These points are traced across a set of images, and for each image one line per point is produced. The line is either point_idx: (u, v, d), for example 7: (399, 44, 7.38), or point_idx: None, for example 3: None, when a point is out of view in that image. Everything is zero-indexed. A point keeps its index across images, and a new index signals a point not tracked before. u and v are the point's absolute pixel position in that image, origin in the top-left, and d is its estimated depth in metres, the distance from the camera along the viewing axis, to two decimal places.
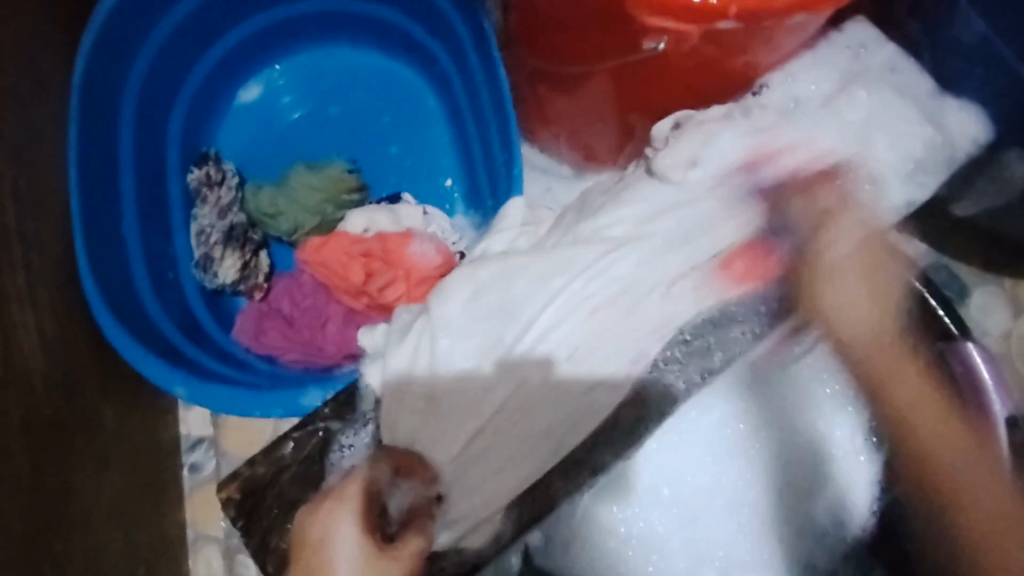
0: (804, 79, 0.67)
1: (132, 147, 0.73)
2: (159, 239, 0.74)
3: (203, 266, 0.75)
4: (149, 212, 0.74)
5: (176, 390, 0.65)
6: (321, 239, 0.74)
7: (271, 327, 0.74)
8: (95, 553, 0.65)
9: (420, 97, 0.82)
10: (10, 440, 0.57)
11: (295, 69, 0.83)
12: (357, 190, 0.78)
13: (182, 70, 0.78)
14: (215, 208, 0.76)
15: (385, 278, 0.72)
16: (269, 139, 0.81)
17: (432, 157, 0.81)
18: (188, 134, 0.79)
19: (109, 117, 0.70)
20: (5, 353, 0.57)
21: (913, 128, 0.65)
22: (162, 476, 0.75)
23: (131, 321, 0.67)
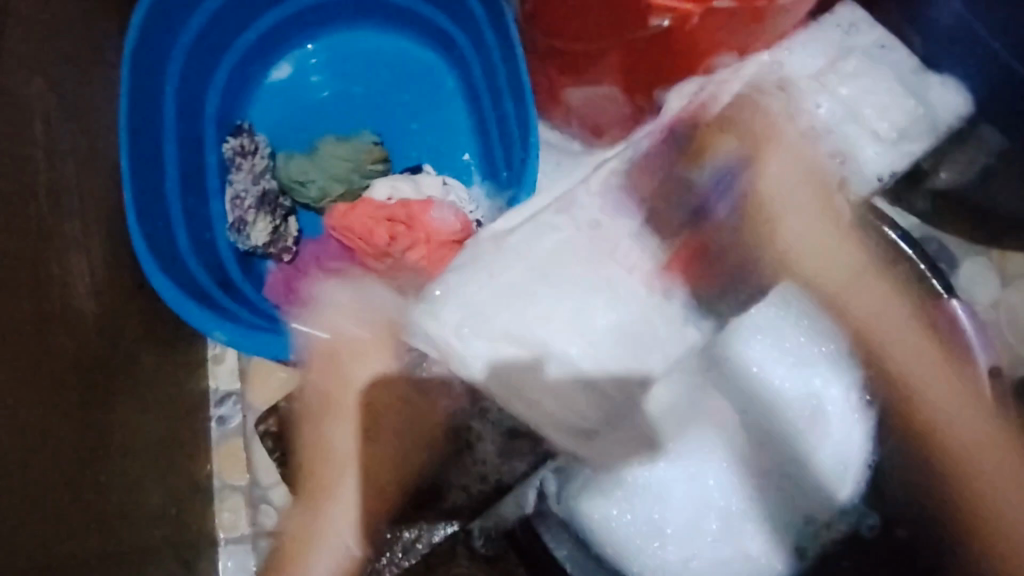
0: (800, 54, 0.71)
1: (173, 115, 0.78)
2: (195, 201, 0.79)
3: (236, 228, 0.80)
4: (187, 176, 0.79)
5: (213, 332, 0.70)
6: (348, 206, 0.80)
7: (299, 287, 0.79)
8: (135, 487, 0.69)
9: (439, 78, 0.88)
10: (64, 368, 0.62)
11: (323, 51, 0.89)
12: (380, 160, 0.83)
13: (219, 48, 0.83)
14: (249, 174, 0.81)
15: (406, 241, 0.77)
16: (297, 115, 0.87)
17: (451, 133, 0.86)
18: (223, 107, 0.85)
19: (153, 85, 0.76)
20: (62, 289, 0.62)
21: (897, 100, 0.70)
22: (193, 425, 0.80)
23: (172, 270, 0.72)
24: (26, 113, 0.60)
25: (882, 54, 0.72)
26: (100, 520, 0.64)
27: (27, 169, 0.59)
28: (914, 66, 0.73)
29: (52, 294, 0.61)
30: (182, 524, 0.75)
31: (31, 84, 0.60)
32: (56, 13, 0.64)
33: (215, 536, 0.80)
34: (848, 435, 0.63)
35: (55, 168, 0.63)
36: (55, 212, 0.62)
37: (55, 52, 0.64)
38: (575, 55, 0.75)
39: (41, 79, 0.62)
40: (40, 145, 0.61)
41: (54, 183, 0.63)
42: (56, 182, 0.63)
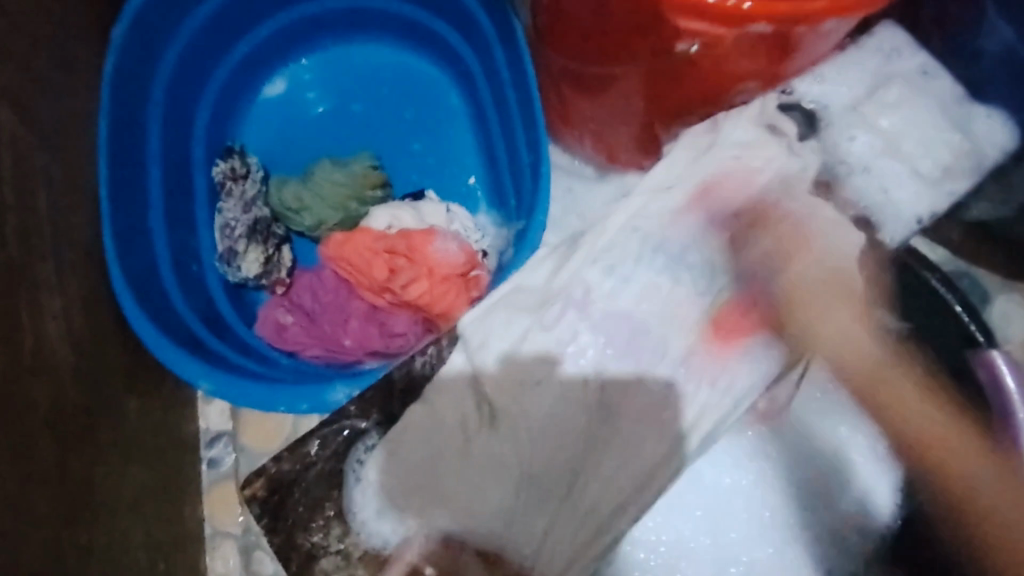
0: (834, 82, 0.69)
1: (158, 140, 0.73)
2: (182, 231, 0.74)
3: (226, 260, 0.75)
4: (174, 205, 0.74)
5: (201, 382, 0.65)
6: (344, 234, 0.74)
7: (293, 323, 0.75)
8: (118, 544, 0.65)
9: (443, 95, 0.83)
10: (38, 426, 0.57)
11: (320, 64, 0.84)
12: (379, 186, 0.78)
13: (208, 65, 0.78)
14: (239, 201, 0.76)
15: (408, 275, 0.72)
16: (292, 135, 0.82)
17: (455, 155, 0.81)
18: (212, 128, 0.79)
19: (136, 108, 0.71)
20: (36, 341, 0.57)
21: (945, 136, 0.67)
22: (183, 469, 0.76)
23: (155, 311, 0.68)
24: None
25: (922, 83, 0.68)
26: None
27: None
28: (958, 93, 0.68)
29: (25, 348, 0.56)
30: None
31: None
32: (27, 36, 0.59)
33: None
34: (864, 498, 0.66)
35: (27, 208, 0.58)
36: (27, 256, 0.57)
37: (26, 80, 0.59)
38: (590, 80, 0.70)
39: (9, 112, 0.57)
40: (9, 186, 0.56)
41: (26, 225, 0.58)
42: (29, 224, 0.58)
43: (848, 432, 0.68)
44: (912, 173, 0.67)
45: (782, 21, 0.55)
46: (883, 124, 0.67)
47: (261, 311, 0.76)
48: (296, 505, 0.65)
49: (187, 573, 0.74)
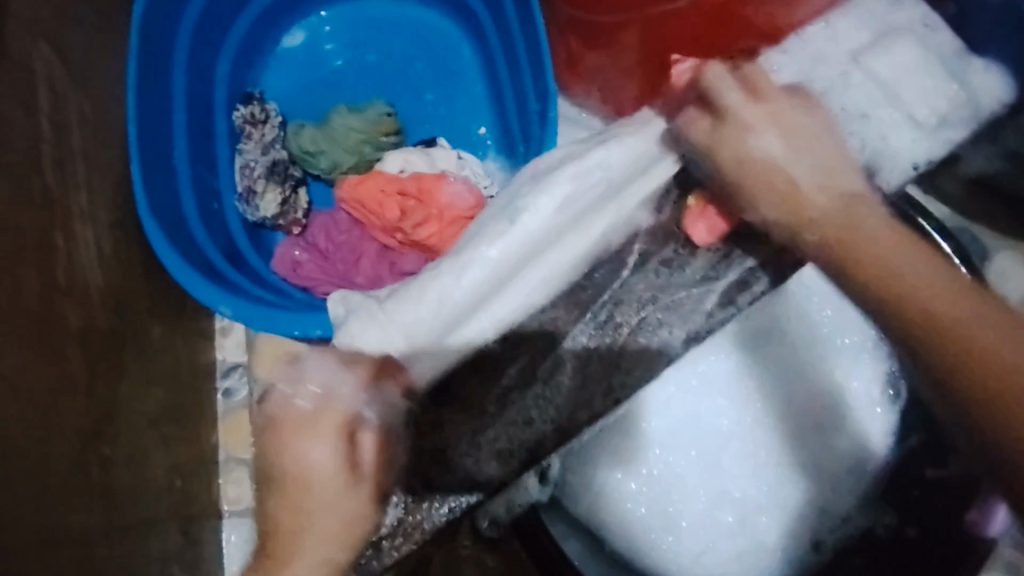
0: (842, 27, 0.68)
1: (183, 84, 0.77)
2: (204, 171, 0.78)
3: (245, 199, 0.78)
4: (197, 145, 0.78)
5: (221, 308, 0.68)
6: (359, 177, 0.77)
7: (307, 261, 0.78)
8: (141, 464, 0.68)
9: (456, 47, 0.85)
10: (70, 342, 0.60)
11: (337, 17, 0.87)
12: (393, 133, 0.81)
13: (231, 13, 0.82)
14: (259, 144, 0.80)
15: (420, 216, 0.75)
16: (310, 84, 0.85)
17: (466, 106, 0.84)
18: (233, 75, 0.83)
19: (162, 52, 0.74)
20: (67, 261, 0.60)
21: (939, 85, 0.65)
22: (199, 396, 0.80)
23: (180, 243, 0.71)
24: (32, 83, 0.57)
25: (925, 35, 0.67)
26: (105, 496, 0.63)
27: (33, 140, 0.57)
28: (956, 49, 0.68)
29: (58, 266, 0.59)
30: (188, 495, 0.75)
31: (36, 51, 0.58)
32: None
33: (219, 509, 0.81)
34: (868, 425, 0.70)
35: (62, 137, 0.61)
36: (63, 182, 0.61)
37: (62, 17, 0.62)
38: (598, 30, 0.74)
39: (48, 46, 0.60)
40: (45, 116, 0.59)
41: (61, 154, 0.61)
42: (63, 151, 0.61)
43: (861, 351, 0.71)
44: (910, 119, 0.65)
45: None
46: (878, 68, 0.65)
47: (277, 249, 0.80)
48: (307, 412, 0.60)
49: (203, 494, 0.78)
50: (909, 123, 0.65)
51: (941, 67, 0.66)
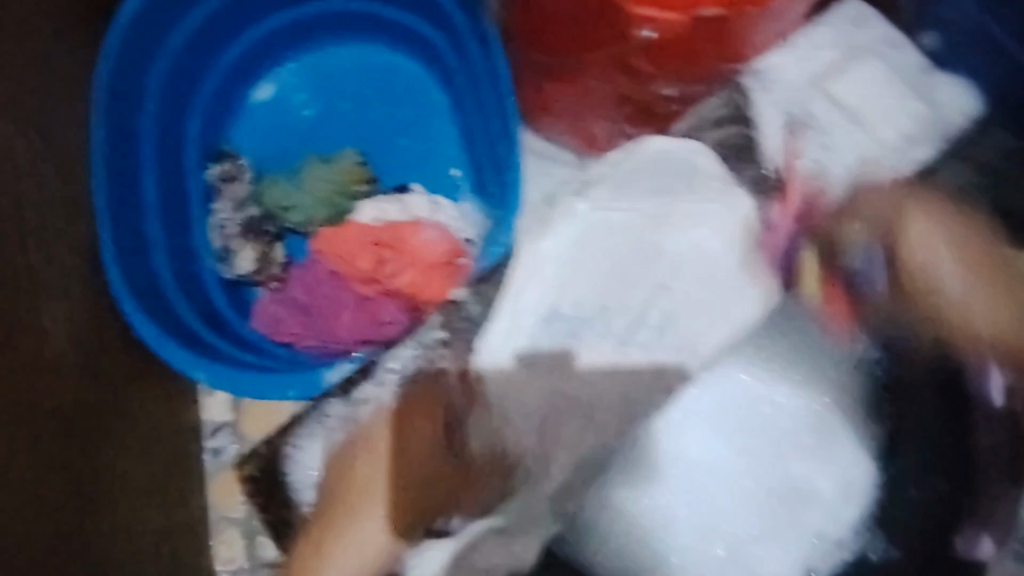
0: (805, 50, 0.72)
1: (151, 148, 0.77)
2: (177, 234, 0.79)
3: (221, 257, 0.81)
4: (169, 209, 0.79)
5: (195, 373, 0.70)
6: (335, 228, 0.79)
7: (290, 318, 0.79)
8: (124, 533, 0.68)
9: (425, 89, 0.87)
10: (43, 420, 0.59)
11: (305, 67, 0.89)
12: (365, 180, 0.83)
13: (197, 74, 0.83)
14: (232, 203, 0.82)
15: (395, 265, 0.77)
16: (284, 135, 0.87)
17: (437, 147, 0.86)
18: (205, 133, 0.84)
19: (130, 120, 0.75)
20: (37, 338, 0.59)
21: (906, 108, 0.69)
22: (186, 459, 0.80)
23: (155, 313, 0.72)
24: None
25: (887, 53, 0.72)
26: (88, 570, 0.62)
27: None
28: (922, 65, 0.72)
29: (27, 344, 0.58)
30: (176, 558, 0.75)
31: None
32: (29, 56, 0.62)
33: (211, 568, 0.81)
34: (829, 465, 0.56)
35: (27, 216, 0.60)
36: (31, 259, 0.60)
37: (27, 100, 0.62)
38: (561, 71, 0.73)
39: (8, 124, 0.59)
40: (10, 196, 0.58)
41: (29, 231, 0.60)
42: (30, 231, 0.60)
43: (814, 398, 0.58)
44: (877, 141, 0.68)
45: None
46: (840, 94, 0.70)
47: (258, 305, 0.81)
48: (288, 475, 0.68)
49: (193, 555, 0.78)
50: (875, 144, 0.69)
51: (904, 86, 0.71)
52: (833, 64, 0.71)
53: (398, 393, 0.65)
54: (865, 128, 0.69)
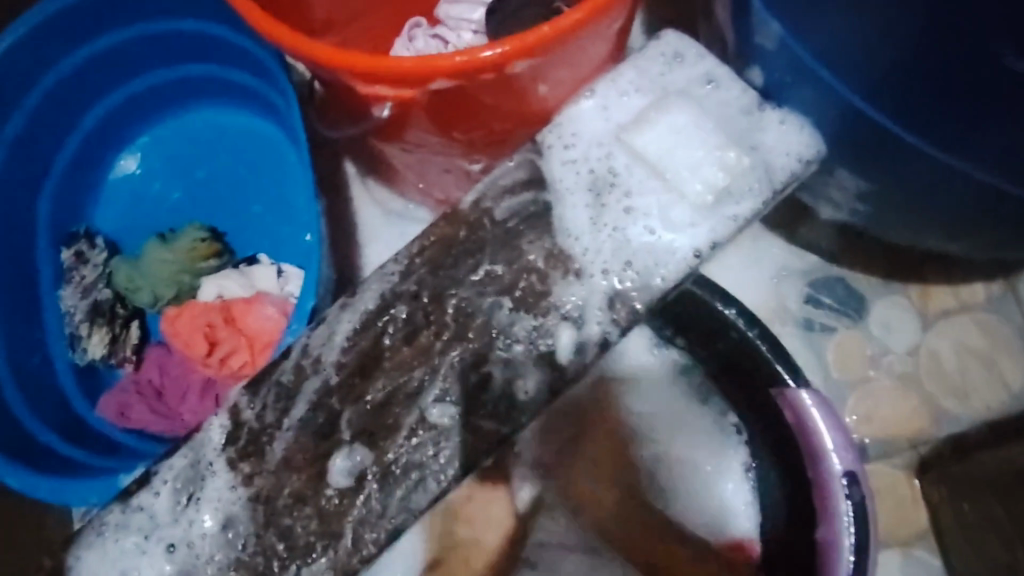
0: (622, 86, 0.67)
1: (47, 216, 0.83)
2: (23, 326, 0.79)
3: (70, 344, 0.81)
4: (13, 290, 0.79)
5: (7, 482, 0.67)
6: (176, 308, 0.80)
7: (136, 402, 0.79)
8: None
9: (281, 148, 0.86)
10: None
11: (154, 141, 0.89)
12: (213, 255, 0.82)
13: (42, 156, 0.83)
14: (78, 288, 0.82)
15: (229, 345, 0.78)
16: (139, 210, 0.87)
17: (295, 213, 0.85)
18: (56, 215, 0.84)
19: (27, 191, 0.82)
20: None
21: (714, 152, 0.64)
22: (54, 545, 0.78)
23: (37, 393, 0.78)
24: None
25: (705, 92, 0.66)
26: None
27: None
28: (748, 103, 0.66)
29: None
30: None
31: None
32: None
33: None
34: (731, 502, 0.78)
35: None
36: None
37: None
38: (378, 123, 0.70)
39: None
40: None
41: None
42: None
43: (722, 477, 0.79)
44: (681, 198, 0.64)
45: (538, 54, 0.60)
46: (643, 147, 0.65)
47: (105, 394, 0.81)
48: None
49: None
50: (680, 202, 0.64)
51: (717, 130, 0.64)
52: (638, 115, 0.65)
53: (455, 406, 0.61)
54: (673, 180, 0.64)
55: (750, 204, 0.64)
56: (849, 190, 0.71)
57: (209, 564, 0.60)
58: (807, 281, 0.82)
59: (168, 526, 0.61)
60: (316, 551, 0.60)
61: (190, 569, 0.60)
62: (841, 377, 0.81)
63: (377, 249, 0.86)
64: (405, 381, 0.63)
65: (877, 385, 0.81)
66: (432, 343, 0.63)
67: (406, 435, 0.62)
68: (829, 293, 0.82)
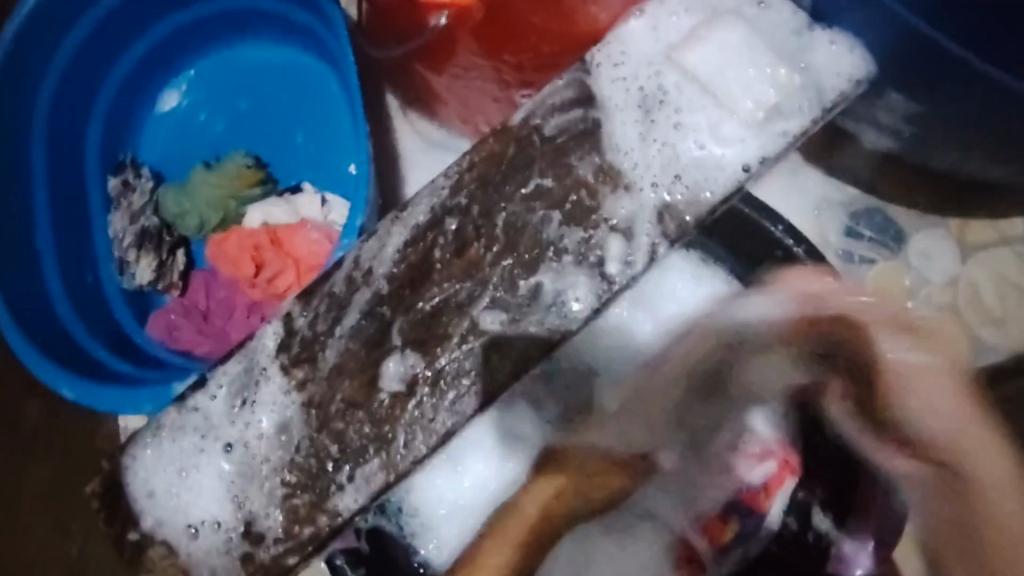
0: (671, 8, 0.67)
1: (97, 145, 0.86)
2: (72, 249, 0.83)
3: (120, 269, 0.84)
4: (61, 215, 0.83)
5: (63, 389, 0.71)
6: (223, 234, 0.83)
7: (184, 323, 0.82)
8: None
9: (323, 80, 0.87)
10: None
11: (200, 74, 0.91)
12: (258, 183, 0.84)
13: (89, 88, 0.86)
14: (127, 213, 0.85)
15: (275, 267, 0.82)
16: (185, 141, 0.89)
17: (338, 144, 0.86)
18: (105, 144, 0.87)
19: (74, 120, 0.85)
20: None
21: (765, 73, 0.64)
22: None
23: (87, 312, 0.82)
24: None
25: (756, 13, 0.67)
26: None
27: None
28: (796, 24, 0.67)
29: None
30: None
31: None
32: None
33: None
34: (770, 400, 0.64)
35: None
36: None
37: None
38: (428, 44, 0.72)
39: None
40: None
41: None
42: None
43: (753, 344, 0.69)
44: (732, 115, 0.64)
45: None
46: (693, 65, 0.65)
47: (154, 314, 0.84)
48: (130, 486, 0.63)
49: None
50: (732, 119, 0.64)
51: (767, 49, 0.65)
52: (688, 34, 0.66)
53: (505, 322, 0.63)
54: (723, 99, 0.64)
55: (799, 122, 0.65)
56: (896, 113, 0.71)
57: (265, 464, 0.62)
58: (849, 212, 0.84)
59: (224, 426, 0.63)
60: (368, 453, 0.61)
61: (246, 468, 0.62)
62: (879, 306, 0.82)
63: (420, 179, 0.89)
64: (455, 291, 0.63)
65: (916, 315, 0.82)
66: (483, 255, 0.64)
67: (458, 342, 0.62)
68: (868, 223, 0.84)
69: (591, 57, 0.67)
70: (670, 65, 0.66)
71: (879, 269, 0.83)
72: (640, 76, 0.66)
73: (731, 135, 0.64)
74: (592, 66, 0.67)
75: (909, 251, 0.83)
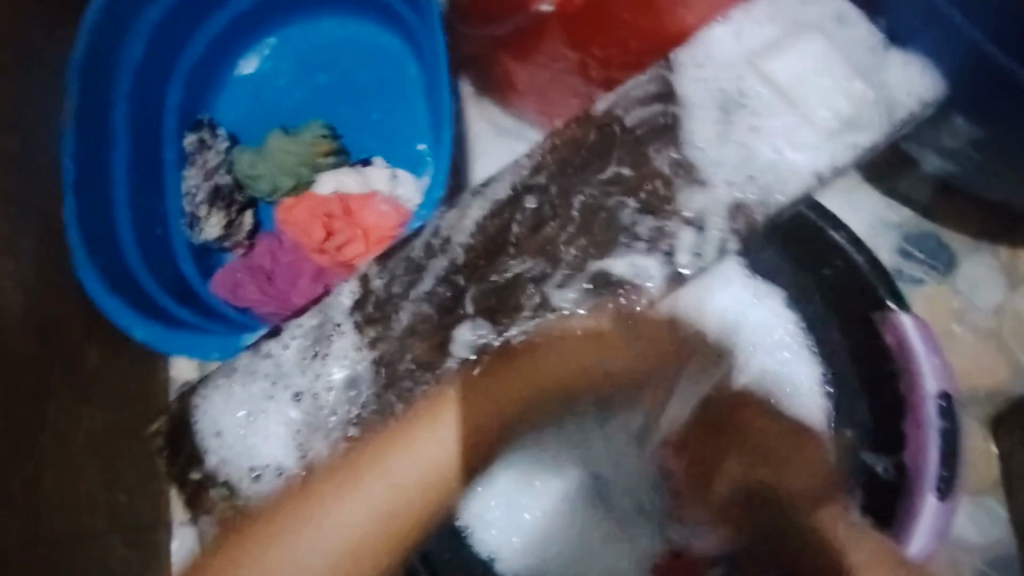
0: (755, 15, 0.69)
1: (176, 105, 0.89)
2: (146, 199, 0.85)
3: (190, 223, 0.86)
4: (140, 168, 0.85)
5: (134, 331, 0.75)
6: (295, 198, 0.85)
7: (249, 282, 0.83)
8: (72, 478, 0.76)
9: (403, 62, 0.91)
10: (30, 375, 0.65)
11: (279, 45, 0.94)
12: (331, 153, 0.86)
13: (173, 49, 0.89)
14: (202, 170, 0.87)
15: (345, 236, 0.83)
16: (261, 107, 0.92)
17: (412, 124, 0.89)
18: (185, 104, 0.90)
19: (158, 78, 0.88)
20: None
21: (844, 85, 0.66)
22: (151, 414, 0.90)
23: (155, 261, 0.84)
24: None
25: (837, 29, 0.68)
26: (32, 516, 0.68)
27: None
28: (874, 42, 0.69)
29: None
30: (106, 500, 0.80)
31: None
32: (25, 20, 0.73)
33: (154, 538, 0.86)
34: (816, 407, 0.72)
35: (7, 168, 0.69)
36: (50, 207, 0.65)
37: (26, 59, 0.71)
38: (519, 31, 0.76)
39: None
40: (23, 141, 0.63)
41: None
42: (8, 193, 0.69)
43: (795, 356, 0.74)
44: (809, 123, 0.66)
45: None
46: (775, 72, 0.67)
47: (219, 271, 0.86)
48: (197, 424, 0.67)
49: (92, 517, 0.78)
50: (808, 128, 0.66)
51: (845, 63, 0.67)
52: (771, 42, 0.68)
53: (581, 302, 0.64)
54: (801, 107, 0.66)
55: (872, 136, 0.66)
56: (962, 138, 0.73)
57: (332, 417, 0.64)
58: (903, 235, 0.86)
59: (294, 376, 0.66)
60: None
61: (314, 418, 0.65)
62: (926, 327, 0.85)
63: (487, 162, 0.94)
64: (529, 268, 0.66)
65: (962, 339, 0.84)
66: (557, 235, 0.66)
67: (529, 315, 0.64)
68: (920, 247, 0.86)
69: (677, 56, 0.70)
70: (751, 71, 0.68)
71: (928, 292, 0.86)
72: (722, 80, 0.68)
73: (805, 143, 0.66)
74: (676, 65, 0.69)
75: (958, 278, 0.85)
